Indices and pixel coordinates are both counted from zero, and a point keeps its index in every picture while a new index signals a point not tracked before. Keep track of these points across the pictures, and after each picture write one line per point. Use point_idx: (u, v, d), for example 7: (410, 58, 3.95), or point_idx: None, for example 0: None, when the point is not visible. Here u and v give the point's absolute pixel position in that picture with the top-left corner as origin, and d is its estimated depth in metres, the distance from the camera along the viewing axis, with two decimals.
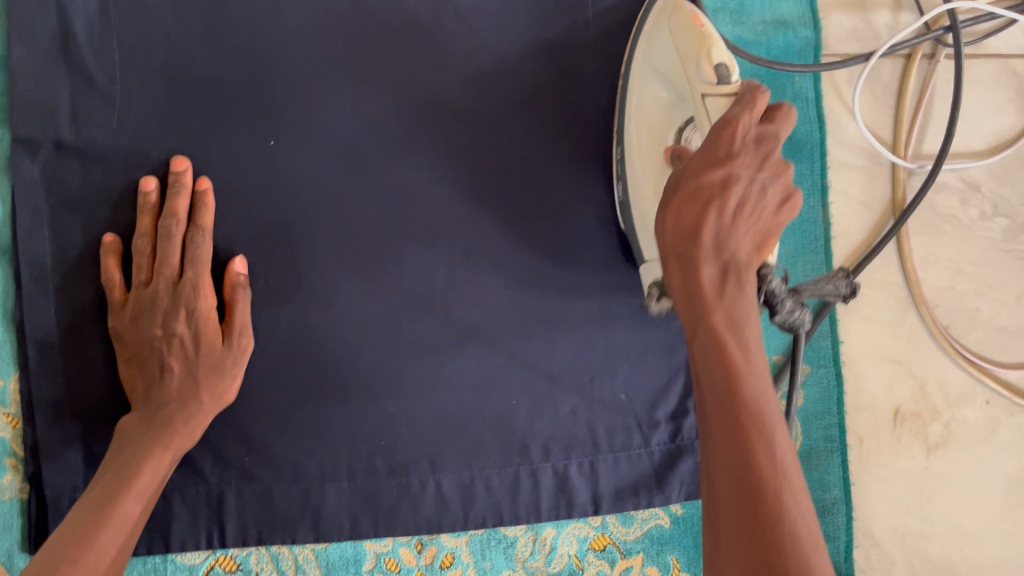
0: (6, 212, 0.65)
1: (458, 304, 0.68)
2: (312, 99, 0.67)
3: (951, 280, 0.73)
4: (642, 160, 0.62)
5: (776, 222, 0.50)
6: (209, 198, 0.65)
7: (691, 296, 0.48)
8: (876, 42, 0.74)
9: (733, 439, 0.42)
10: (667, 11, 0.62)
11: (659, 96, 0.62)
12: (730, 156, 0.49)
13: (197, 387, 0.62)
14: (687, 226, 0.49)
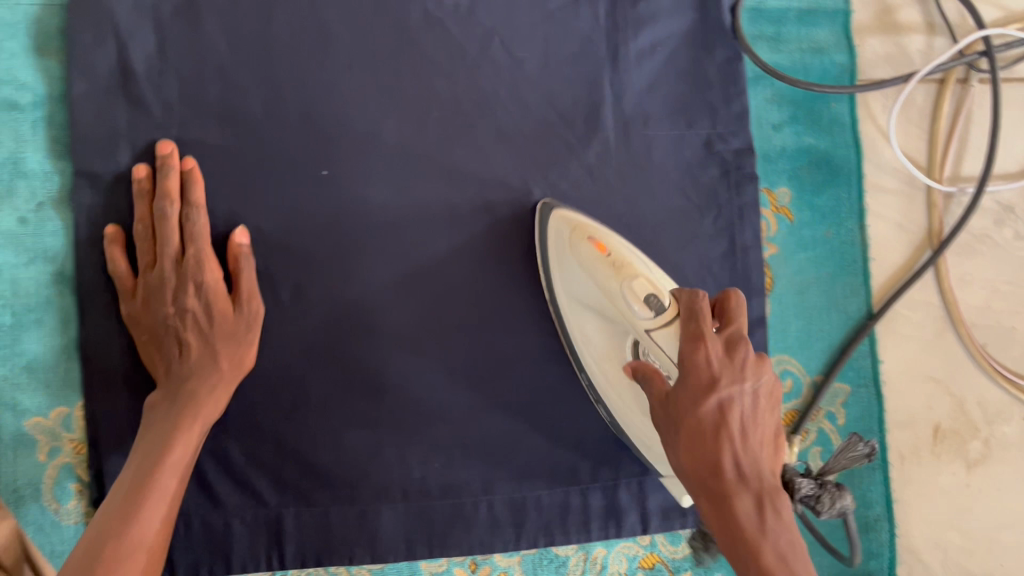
0: (66, 242, 0.66)
1: (508, 328, 0.70)
2: (364, 130, 0.69)
3: (987, 300, 0.75)
4: (611, 381, 0.62)
5: (777, 427, 0.47)
6: (198, 176, 0.65)
7: (735, 544, 0.43)
8: (909, 67, 0.76)
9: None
10: (574, 242, 0.62)
11: (601, 336, 0.62)
12: (714, 382, 0.47)
13: (215, 350, 0.62)
14: (701, 448, 0.46)
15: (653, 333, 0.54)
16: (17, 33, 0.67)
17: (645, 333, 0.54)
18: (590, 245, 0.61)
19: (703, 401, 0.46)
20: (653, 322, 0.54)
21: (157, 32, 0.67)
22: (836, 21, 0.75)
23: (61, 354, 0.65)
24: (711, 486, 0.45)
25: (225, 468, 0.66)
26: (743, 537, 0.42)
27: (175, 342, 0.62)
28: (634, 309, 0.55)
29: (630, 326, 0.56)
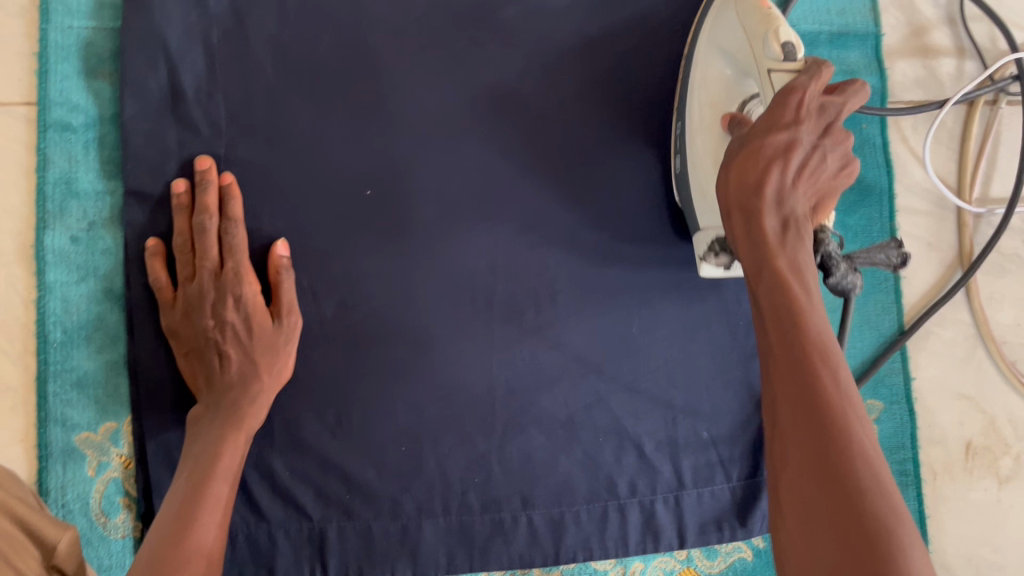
0: (117, 261, 0.67)
1: (547, 344, 0.71)
2: (407, 150, 0.71)
3: (1018, 318, 0.76)
4: (699, 125, 0.66)
5: (831, 185, 0.53)
6: (236, 190, 0.66)
7: (755, 245, 0.50)
8: (937, 89, 0.77)
9: (790, 339, 0.45)
10: (742, 4, 0.62)
11: (728, 69, 0.64)
12: (796, 121, 0.51)
13: (256, 362, 0.63)
14: (751, 179, 0.50)
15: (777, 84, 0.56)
16: (70, 56, 0.68)
17: (766, 71, 0.57)
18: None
19: (776, 132, 0.51)
20: (777, 64, 0.57)
21: (207, 55, 0.69)
22: (868, 44, 0.77)
23: (110, 369, 0.66)
24: (749, 203, 0.50)
25: (270, 483, 0.67)
26: (767, 262, 0.48)
27: (216, 352, 0.64)
28: (769, 51, 0.57)
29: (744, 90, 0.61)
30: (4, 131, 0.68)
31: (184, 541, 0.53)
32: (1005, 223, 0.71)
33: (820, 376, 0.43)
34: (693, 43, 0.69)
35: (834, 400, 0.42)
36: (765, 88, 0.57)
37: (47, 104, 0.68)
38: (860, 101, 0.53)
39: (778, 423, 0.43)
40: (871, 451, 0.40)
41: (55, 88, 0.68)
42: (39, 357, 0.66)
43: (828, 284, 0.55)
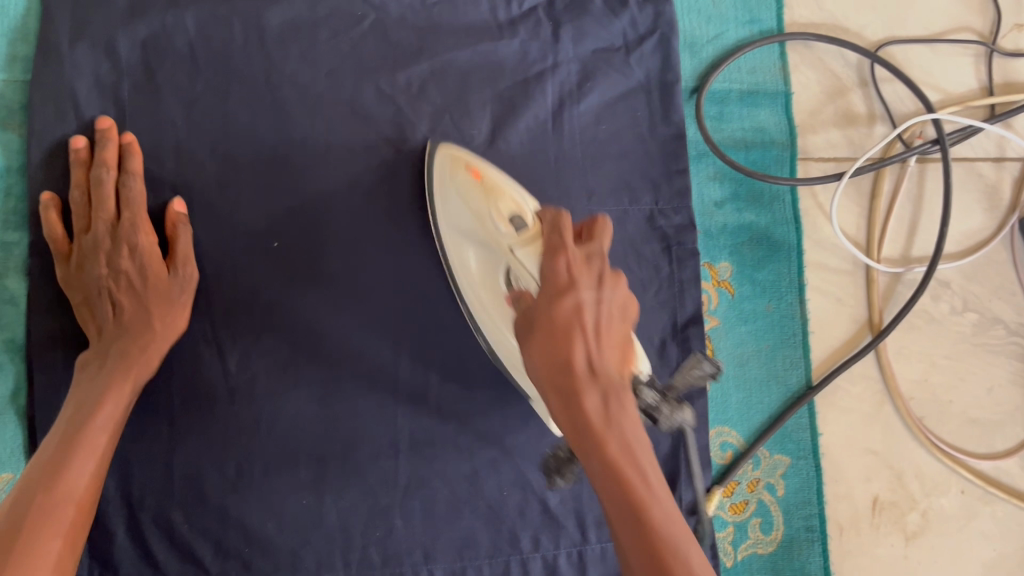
0: (20, 312, 0.68)
1: (453, 397, 0.71)
2: (315, 203, 0.71)
3: (925, 373, 0.77)
4: (496, 323, 0.61)
5: (625, 330, 0.52)
6: (136, 148, 0.68)
7: (576, 427, 0.47)
8: (848, 148, 0.79)
9: (625, 506, 0.44)
10: (450, 179, 0.66)
11: (475, 262, 0.62)
12: (571, 281, 0.50)
13: (148, 308, 0.65)
14: (559, 361, 0.48)
15: (523, 249, 0.56)
16: None
17: (509, 249, 0.58)
18: (466, 173, 0.64)
19: (562, 300, 0.49)
20: (517, 239, 0.57)
21: (117, 108, 0.70)
22: (778, 101, 0.78)
23: (9, 419, 0.66)
24: (566, 383, 0.48)
25: (168, 536, 0.67)
26: (590, 426, 0.46)
27: (109, 303, 0.65)
28: (501, 228, 0.59)
29: (497, 287, 0.59)
30: None
31: (49, 512, 0.54)
32: (918, 292, 0.72)
33: (662, 545, 0.42)
34: (438, 230, 0.69)
35: (676, 552, 0.42)
36: (513, 262, 0.57)
37: None
38: (608, 239, 0.54)
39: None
40: None
41: None
42: None
43: (661, 429, 0.50)
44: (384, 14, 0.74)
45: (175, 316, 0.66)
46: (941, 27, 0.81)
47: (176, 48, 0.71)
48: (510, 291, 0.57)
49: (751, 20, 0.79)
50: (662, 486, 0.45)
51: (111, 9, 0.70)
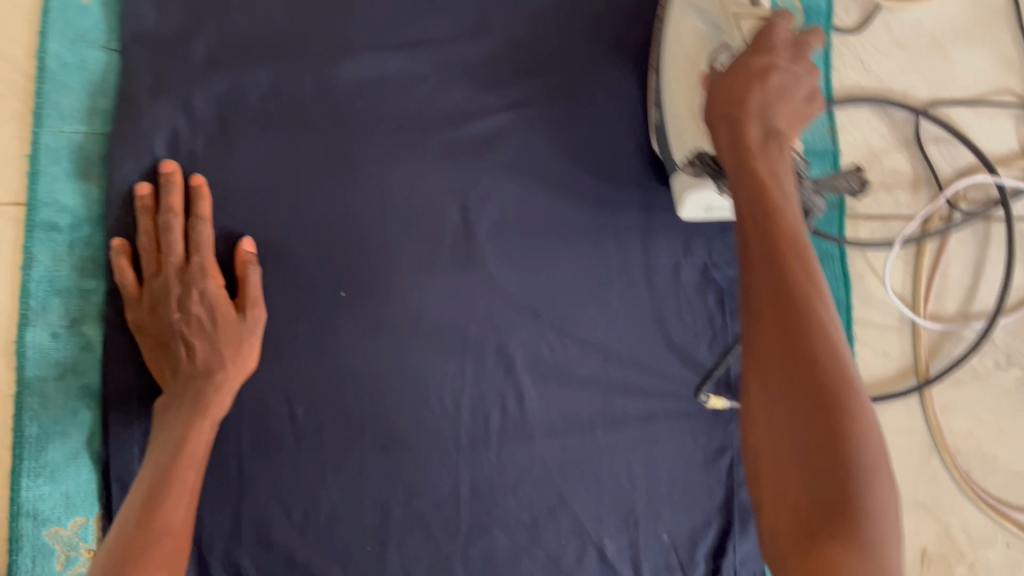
0: (96, 359, 0.69)
1: (513, 446, 0.73)
2: (381, 254, 0.73)
3: (970, 427, 0.79)
4: (676, 99, 0.68)
5: (809, 110, 0.52)
6: (204, 191, 0.70)
7: (736, 149, 0.51)
8: (893, 206, 0.81)
9: (765, 220, 0.46)
10: (688, 1, 0.67)
11: (692, 29, 0.66)
12: (771, 48, 0.53)
13: (220, 350, 0.66)
14: (734, 96, 0.52)
15: (749, 15, 0.59)
16: (59, 158, 0.71)
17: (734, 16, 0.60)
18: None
19: (756, 56, 0.53)
20: (746, 10, 0.59)
21: (191, 161, 0.72)
22: (827, 160, 0.80)
23: (83, 462, 0.68)
24: (730, 108, 0.52)
25: None
26: (738, 158, 0.50)
27: (180, 344, 0.66)
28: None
29: (716, 28, 0.63)
30: None
31: (155, 545, 0.56)
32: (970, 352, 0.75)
33: (795, 276, 0.44)
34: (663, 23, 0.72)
35: (807, 306, 0.43)
36: (733, 32, 0.60)
37: (35, 205, 0.70)
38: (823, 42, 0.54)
39: (767, 334, 0.43)
40: (855, 383, 0.41)
41: (44, 189, 0.70)
42: (12, 452, 0.67)
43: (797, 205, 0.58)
44: (448, 70, 0.77)
45: (245, 355, 0.67)
46: (982, 87, 0.83)
47: (248, 102, 0.74)
48: (713, 51, 0.63)
49: None
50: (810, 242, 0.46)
51: (189, 66, 0.73)
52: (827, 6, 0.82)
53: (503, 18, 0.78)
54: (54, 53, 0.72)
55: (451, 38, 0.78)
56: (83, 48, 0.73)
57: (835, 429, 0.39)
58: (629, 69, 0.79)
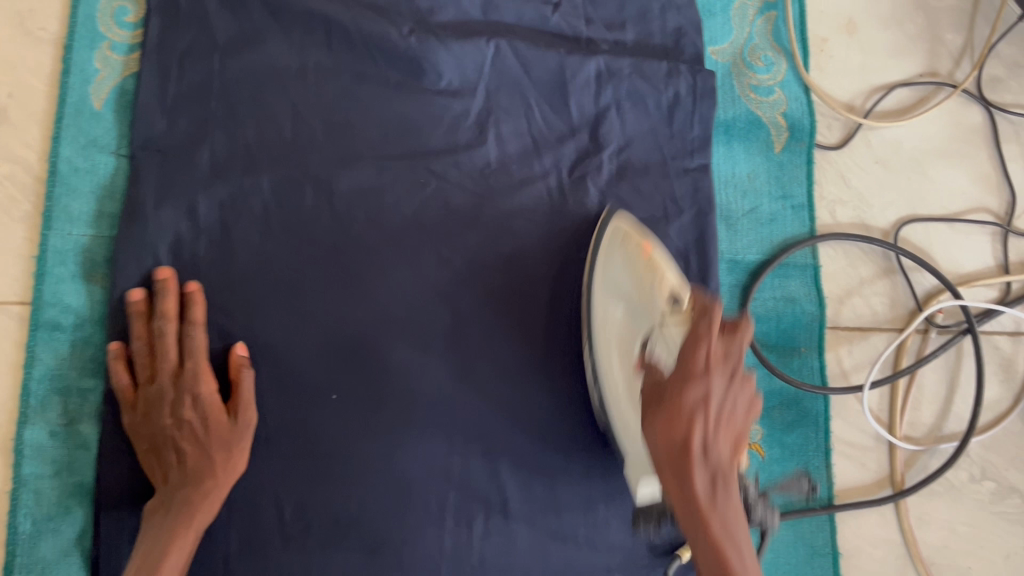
0: (92, 457, 0.71)
1: (495, 549, 0.75)
2: (372, 358, 0.76)
3: (945, 539, 0.80)
4: (612, 361, 0.69)
5: (747, 423, 0.57)
6: (198, 297, 0.72)
7: (680, 477, 0.55)
8: (872, 319, 0.84)
9: (710, 541, 0.53)
10: (625, 255, 0.71)
11: (619, 354, 0.68)
12: (707, 371, 0.55)
13: (210, 456, 0.68)
14: (678, 437, 0.55)
15: (675, 325, 0.63)
16: (67, 261, 0.74)
17: (664, 322, 0.64)
18: (633, 250, 0.70)
19: (691, 388, 0.55)
20: (671, 313, 0.64)
21: (193, 264, 0.75)
22: (807, 274, 0.83)
23: (75, 560, 0.70)
24: (680, 462, 0.55)
25: None
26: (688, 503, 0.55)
27: (174, 452, 0.68)
28: (660, 300, 0.65)
29: (642, 305, 0.67)
30: None
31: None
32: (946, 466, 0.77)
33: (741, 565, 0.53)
34: (586, 285, 0.74)
35: None
36: (663, 336, 0.63)
37: (41, 305, 0.72)
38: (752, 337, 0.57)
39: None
40: None
41: (50, 290, 0.73)
42: (5, 548, 0.68)
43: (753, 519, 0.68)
44: (445, 180, 0.80)
45: (237, 455, 0.69)
46: (959, 206, 0.86)
47: (251, 208, 0.77)
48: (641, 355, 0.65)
49: (784, 195, 0.84)
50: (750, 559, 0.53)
51: (195, 172, 0.76)
52: (809, 123, 0.86)
53: (499, 131, 0.82)
54: (66, 158, 0.75)
55: (448, 148, 0.81)
56: (94, 153, 0.76)
57: None
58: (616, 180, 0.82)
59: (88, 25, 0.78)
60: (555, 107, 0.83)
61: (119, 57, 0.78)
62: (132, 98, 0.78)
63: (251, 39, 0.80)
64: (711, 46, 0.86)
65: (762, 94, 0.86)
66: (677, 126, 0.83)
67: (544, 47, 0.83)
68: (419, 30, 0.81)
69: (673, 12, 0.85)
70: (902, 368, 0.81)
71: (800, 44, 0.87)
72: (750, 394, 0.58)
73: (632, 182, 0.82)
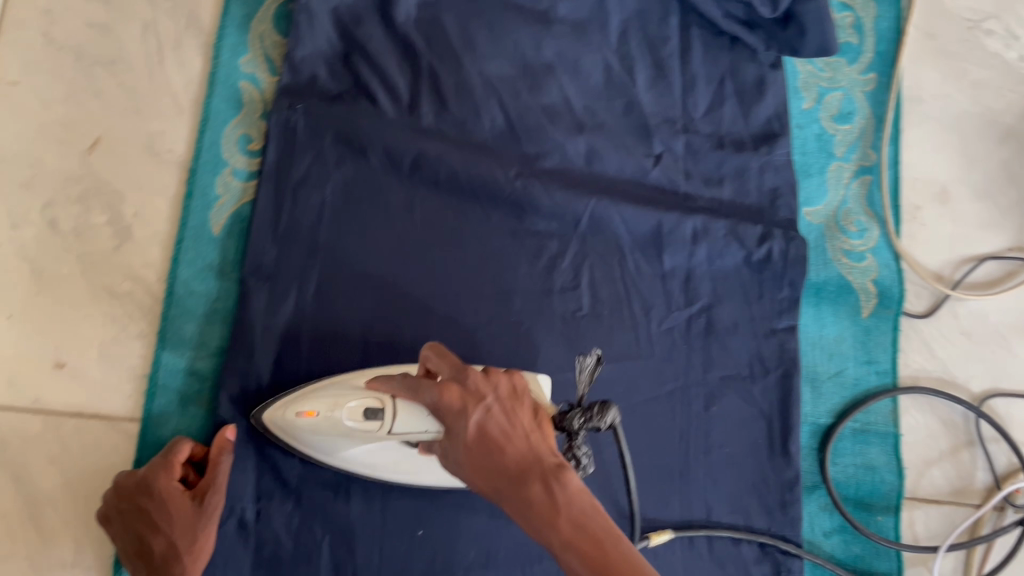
0: None
1: None
2: (455, 496, 0.78)
3: None
4: (389, 458, 0.72)
5: (519, 400, 0.54)
6: (181, 439, 0.71)
7: (499, 472, 0.49)
8: (950, 491, 0.84)
9: (592, 556, 0.45)
10: (287, 405, 0.70)
11: (366, 450, 0.70)
12: (465, 407, 0.52)
13: (170, 542, 0.67)
14: (478, 460, 0.50)
15: (397, 415, 0.62)
16: (176, 383, 0.77)
17: (386, 432, 0.63)
18: (300, 418, 0.68)
19: (465, 424, 0.51)
20: (383, 428, 0.63)
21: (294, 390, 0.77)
22: (887, 441, 0.84)
23: None
24: (494, 464, 0.49)
25: None
26: (499, 476, 0.49)
27: (138, 547, 0.67)
28: (364, 424, 0.64)
29: (349, 431, 0.65)
30: (105, 443, 0.76)
31: None
32: None
33: (634, 572, 0.44)
34: (310, 457, 0.74)
35: (632, 569, 0.44)
36: (397, 435, 0.63)
37: (147, 425, 0.75)
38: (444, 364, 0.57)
39: None
40: None
41: (157, 410, 0.76)
42: None
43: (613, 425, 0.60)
44: (536, 321, 0.82)
45: (202, 535, 0.68)
46: None
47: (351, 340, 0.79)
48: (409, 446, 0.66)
49: (869, 360, 0.85)
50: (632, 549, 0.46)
51: (301, 300, 0.79)
52: (899, 292, 0.87)
53: (592, 277, 0.84)
54: (183, 280, 0.79)
55: (540, 292, 0.83)
56: (208, 276, 0.79)
57: None
58: (703, 331, 0.84)
59: (212, 150, 0.82)
60: (647, 259, 0.84)
61: (239, 182, 0.82)
62: (246, 225, 0.81)
63: (364, 174, 0.82)
64: (805, 206, 0.88)
65: (854, 260, 0.87)
66: (763, 289, 0.85)
67: (644, 199, 0.85)
68: (525, 173, 0.84)
69: (771, 171, 0.88)
70: (980, 535, 0.82)
71: (892, 211, 0.89)
72: (510, 384, 0.55)
73: (718, 340, 0.84)
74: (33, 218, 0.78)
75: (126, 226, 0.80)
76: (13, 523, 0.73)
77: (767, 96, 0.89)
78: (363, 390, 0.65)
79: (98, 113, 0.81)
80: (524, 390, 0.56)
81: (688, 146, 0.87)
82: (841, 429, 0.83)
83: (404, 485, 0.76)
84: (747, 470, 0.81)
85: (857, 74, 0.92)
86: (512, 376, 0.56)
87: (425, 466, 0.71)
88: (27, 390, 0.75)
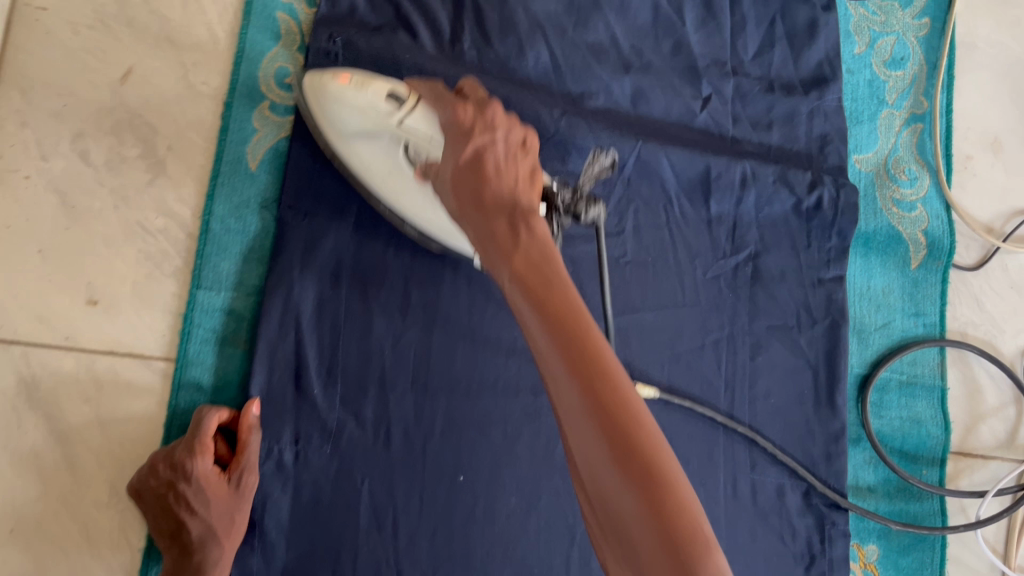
0: None
1: None
2: (497, 442, 0.77)
3: None
4: (398, 197, 0.71)
5: (528, 153, 0.52)
6: (208, 415, 0.68)
7: (475, 196, 0.49)
8: (996, 447, 0.84)
9: (532, 279, 0.43)
10: (325, 71, 0.68)
11: (380, 155, 0.68)
12: (472, 128, 0.52)
13: (208, 527, 0.66)
14: (462, 177, 0.50)
15: (414, 110, 0.61)
16: (212, 321, 0.74)
17: (399, 124, 0.62)
18: (332, 80, 0.65)
19: (466, 146, 0.51)
20: (399, 118, 0.62)
21: (333, 330, 0.75)
22: (934, 395, 0.83)
23: None
24: (475, 191, 0.49)
25: None
26: (471, 201, 0.49)
27: (176, 530, 0.66)
28: (382, 109, 0.63)
29: (364, 110, 0.64)
30: (140, 383, 0.73)
31: None
32: None
33: (568, 310, 0.41)
34: (332, 151, 0.74)
35: (572, 314, 0.40)
36: (412, 135, 0.62)
37: (185, 365, 0.73)
38: (475, 91, 0.57)
39: (572, 413, 0.38)
40: (653, 430, 0.37)
41: (194, 350, 0.73)
42: None
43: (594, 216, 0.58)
44: (581, 266, 0.80)
45: (238, 516, 0.68)
46: None
47: (391, 281, 0.77)
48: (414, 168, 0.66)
49: (917, 312, 0.84)
50: (581, 299, 0.42)
51: (343, 239, 0.77)
52: (950, 243, 0.85)
53: (637, 221, 0.81)
54: (219, 216, 0.76)
55: (582, 237, 0.80)
56: (244, 212, 0.77)
57: (638, 446, 0.36)
58: (749, 278, 0.82)
59: (249, 83, 0.79)
60: (693, 203, 0.82)
61: (277, 118, 0.79)
62: (284, 161, 0.78)
63: None
64: (855, 153, 0.86)
65: (905, 209, 0.85)
66: (812, 237, 0.83)
67: (692, 142, 0.82)
68: (570, 112, 0.80)
69: (821, 118, 0.85)
70: None
71: (945, 160, 0.86)
72: (523, 130, 0.52)
73: (765, 288, 0.82)
74: (64, 149, 0.76)
75: (160, 160, 0.77)
76: (46, 462, 0.71)
77: (819, 39, 0.86)
78: (398, 82, 0.64)
79: (129, 42, 0.78)
80: (537, 148, 0.53)
81: (737, 88, 0.85)
82: (876, 374, 0.82)
83: (406, 224, 0.74)
84: (792, 421, 0.80)
85: (911, 18, 0.89)
86: (527, 126, 0.53)
87: (432, 203, 0.69)
88: (59, 326, 0.73)
